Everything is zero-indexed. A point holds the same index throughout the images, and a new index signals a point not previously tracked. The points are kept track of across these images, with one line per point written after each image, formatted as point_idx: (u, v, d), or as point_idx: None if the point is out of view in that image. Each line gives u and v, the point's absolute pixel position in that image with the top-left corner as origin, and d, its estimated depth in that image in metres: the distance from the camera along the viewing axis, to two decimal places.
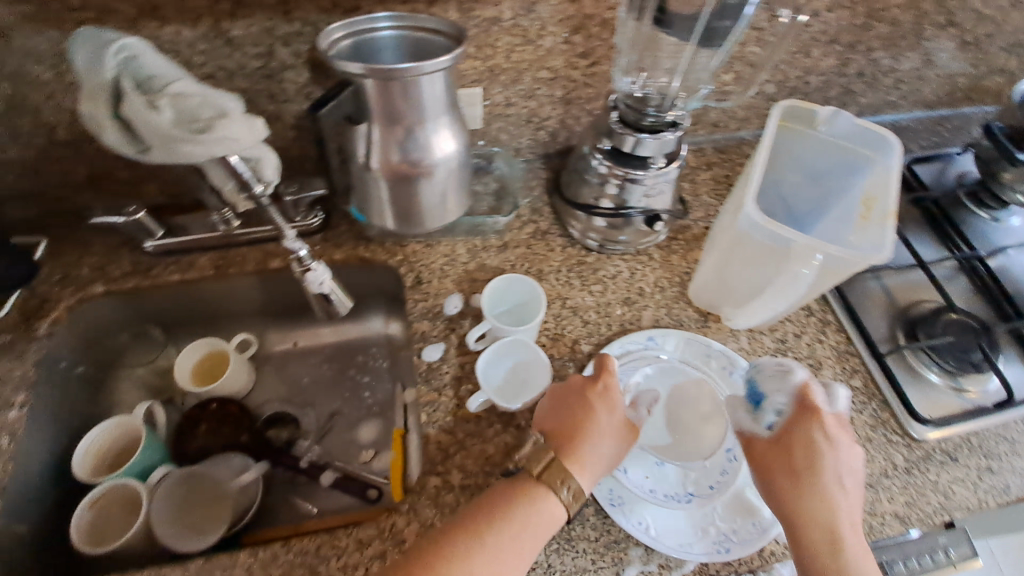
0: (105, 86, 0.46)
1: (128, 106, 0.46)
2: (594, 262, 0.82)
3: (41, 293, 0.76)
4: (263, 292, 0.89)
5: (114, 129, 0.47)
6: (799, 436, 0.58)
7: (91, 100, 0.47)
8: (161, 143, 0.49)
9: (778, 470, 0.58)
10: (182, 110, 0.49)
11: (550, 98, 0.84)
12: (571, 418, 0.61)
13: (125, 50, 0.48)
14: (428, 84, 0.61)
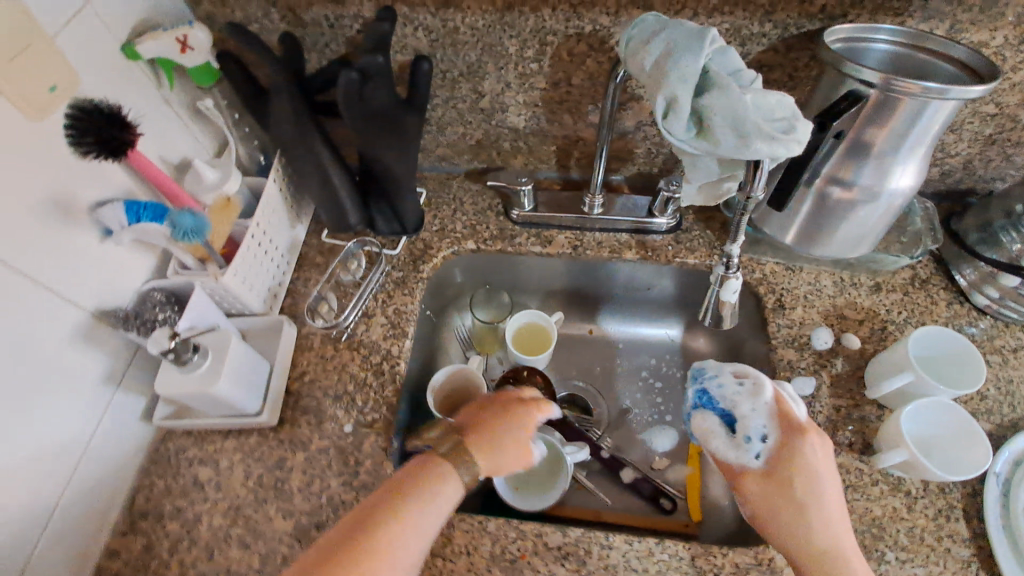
0: (697, 72, 0.45)
1: (713, 101, 0.45)
2: (990, 330, 0.73)
3: (424, 240, 0.84)
4: (591, 277, 0.90)
5: (681, 122, 0.47)
6: (782, 451, 0.57)
7: (677, 82, 0.45)
8: (728, 143, 0.46)
9: (772, 486, 0.56)
10: (764, 105, 0.44)
11: (976, 136, 0.73)
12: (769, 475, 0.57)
13: (715, 43, 0.46)
14: (935, 111, 0.53)
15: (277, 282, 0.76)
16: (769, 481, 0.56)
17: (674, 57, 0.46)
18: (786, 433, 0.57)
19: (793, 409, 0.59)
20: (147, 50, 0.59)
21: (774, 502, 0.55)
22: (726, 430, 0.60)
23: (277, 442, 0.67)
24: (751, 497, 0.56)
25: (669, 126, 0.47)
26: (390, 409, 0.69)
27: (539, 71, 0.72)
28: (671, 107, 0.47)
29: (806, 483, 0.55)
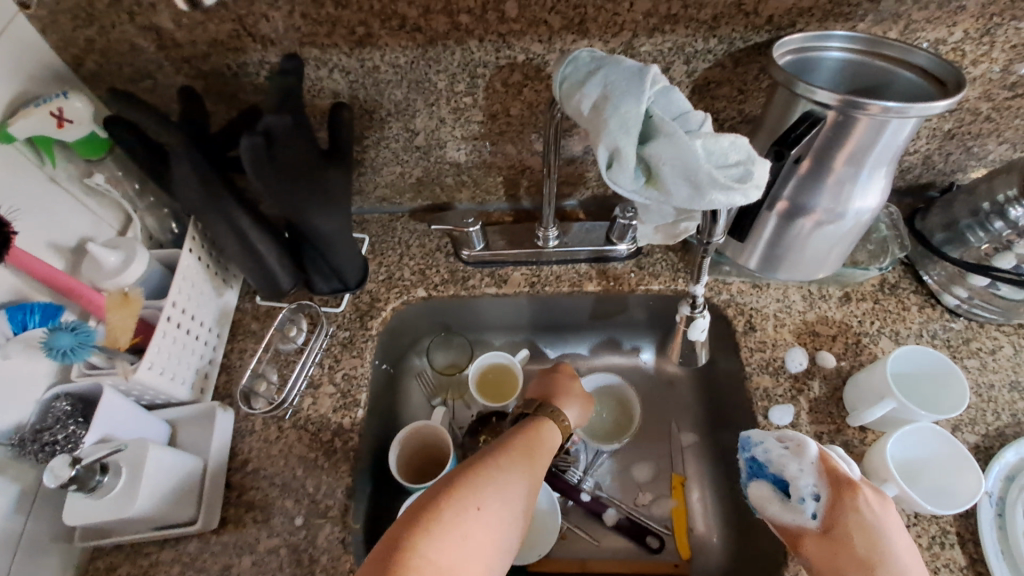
0: (639, 117, 0.41)
1: (664, 146, 0.40)
2: (963, 330, 0.70)
3: (370, 293, 0.77)
4: (553, 312, 0.83)
5: (630, 170, 0.42)
6: (845, 511, 0.52)
7: (619, 129, 0.41)
8: (684, 189, 0.41)
9: (844, 557, 0.49)
10: (712, 152, 0.41)
11: (933, 132, 0.70)
12: (840, 532, 0.51)
13: (657, 83, 0.42)
14: (894, 130, 0.49)
15: (206, 360, 0.68)
16: (827, 544, 0.51)
17: (613, 101, 0.41)
18: (836, 489, 0.53)
19: (845, 469, 0.55)
20: (20, 130, 0.51)
21: (839, 561, 0.50)
22: (779, 494, 0.56)
23: (221, 547, 0.60)
24: (818, 558, 0.51)
25: (614, 177, 0.43)
26: (346, 492, 0.63)
27: (474, 103, 0.66)
28: (615, 157, 0.42)
29: (867, 543, 0.50)
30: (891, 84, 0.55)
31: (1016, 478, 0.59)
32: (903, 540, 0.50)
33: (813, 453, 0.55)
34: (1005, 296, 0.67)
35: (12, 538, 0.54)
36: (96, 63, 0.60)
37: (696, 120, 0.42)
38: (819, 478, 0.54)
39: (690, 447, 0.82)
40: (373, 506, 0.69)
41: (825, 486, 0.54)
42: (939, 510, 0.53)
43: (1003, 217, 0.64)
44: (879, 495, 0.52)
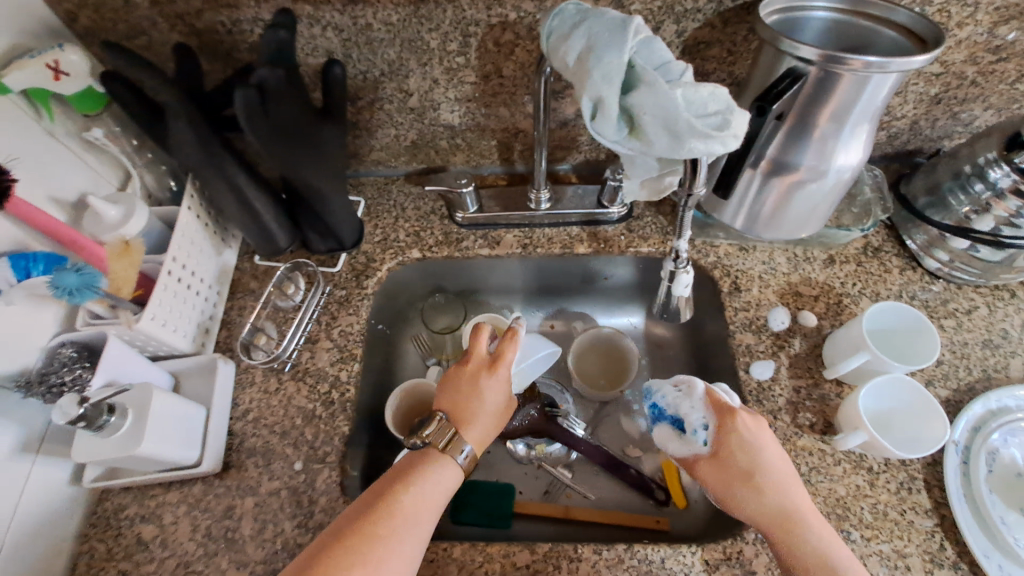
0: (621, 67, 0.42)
1: (646, 96, 0.42)
2: (941, 292, 0.72)
3: (366, 254, 0.79)
4: (547, 275, 0.85)
5: (615, 119, 0.44)
6: (728, 435, 0.57)
7: (602, 81, 0.42)
8: (665, 138, 0.43)
9: (733, 477, 0.56)
10: (692, 101, 0.42)
11: (920, 97, 0.71)
12: (730, 458, 0.57)
13: (641, 35, 0.43)
14: (873, 88, 0.50)
15: (206, 315, 0.70)
16: (716, 466, 0.57)
17: (596, 52, 0.42)
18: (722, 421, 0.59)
19: (726, 398, 0.60)
20: (16, 82, 0.53)
21: (730, 480, 0.56)
22: (675, 431, 0.61)
23: (224, 489, 0.63)
24: (712, 480, 0.57)
25: (598, 128, 0.44)
26: (343, 440, 0.66)
27: (466, 64, 0.67)
28: (599, 108, 0.44)
29: (745, 459, 0.56)
30: (874, 43, 0.56)
31: (982, 429, 0.62)
32: (776, 450, 0.57)
33: (701, 389, 0.60)
34: (983, 257, 0.69)
35: (24, 476, 0.56)
36: (91, 19, 0.61)
37: (677, 69, 0.44)
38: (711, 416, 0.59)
39: None
40: (370, 456, 0.72)
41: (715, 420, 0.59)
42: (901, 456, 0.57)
43: (983, 179, 0.65)
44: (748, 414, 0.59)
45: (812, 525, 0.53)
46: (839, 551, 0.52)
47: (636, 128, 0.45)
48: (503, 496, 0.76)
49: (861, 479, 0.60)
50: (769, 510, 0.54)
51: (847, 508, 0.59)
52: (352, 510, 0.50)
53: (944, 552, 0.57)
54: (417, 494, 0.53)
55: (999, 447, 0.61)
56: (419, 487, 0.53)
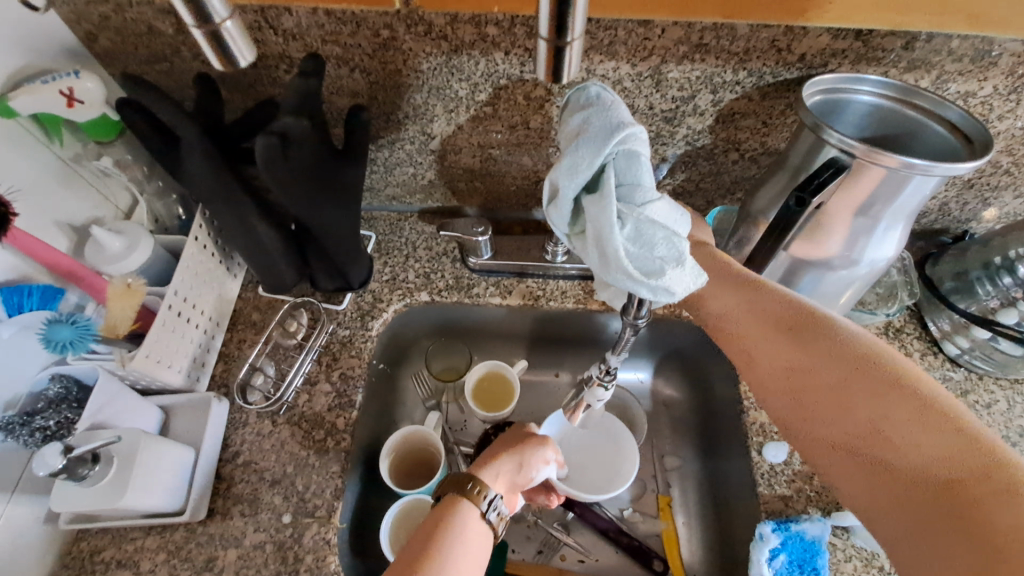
0: (591, 168, 0.40)
1: (596, 205, 0.39)
2: (960, 380, 0.70)
3: (373, 293, 0.77)
4: (557, 327, 0.82)
5: (565, 210, 0.42)
6: (712, 299, 0.59)
7: (566, 172, 0.40)
8: (595, 253, 0.40)
9: (744, 288, 0.57)
10: (641, 235, 0.39)
11: (953, 181, 0.69)
12: (742, 324, 0.55)
13: (629, 146, 0.40)
14: (915, 186, 0.49)
15: (203, 350, 0.68)
16: (740, 326, 0.56)
17: (577, 143, 0.41)
18: (734, 307, 0.56)
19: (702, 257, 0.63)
20: (24, 105, 0.50)
21: (789, 378, 0.50)
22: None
23: (207, 538, 0.60)
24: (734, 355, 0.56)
25: (549, 215, 0.43)
26: (335, 493, 0.63)
27: (493, 113, 0.66)
28: (555, 196, 0.42)
29: (796, 345, 0.51)
30: (919, 137, 0.54)
31: None
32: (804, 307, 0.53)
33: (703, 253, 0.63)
34: (1003, 351, 0.66)
35: None
36: (111, 41, 0.59)
37: (650, 199, 0.40)
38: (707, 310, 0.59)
39: (677, 469, 0.82)
40: (361, 507, 0.70)
41: (723, 307, 0.58)
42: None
43: (1012, 273, 0.64)
44: (734, 284, 0.57)
45: (860, 403, 0.45)
46: (851, 418, 0.45)
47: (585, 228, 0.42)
48: (496, 554, 0.73)
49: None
50: (778, 357, 0.52)
51: None
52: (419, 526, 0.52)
53: None
54: (463, 547, 0.51)
55: None
56: (462, 532, 0.51)
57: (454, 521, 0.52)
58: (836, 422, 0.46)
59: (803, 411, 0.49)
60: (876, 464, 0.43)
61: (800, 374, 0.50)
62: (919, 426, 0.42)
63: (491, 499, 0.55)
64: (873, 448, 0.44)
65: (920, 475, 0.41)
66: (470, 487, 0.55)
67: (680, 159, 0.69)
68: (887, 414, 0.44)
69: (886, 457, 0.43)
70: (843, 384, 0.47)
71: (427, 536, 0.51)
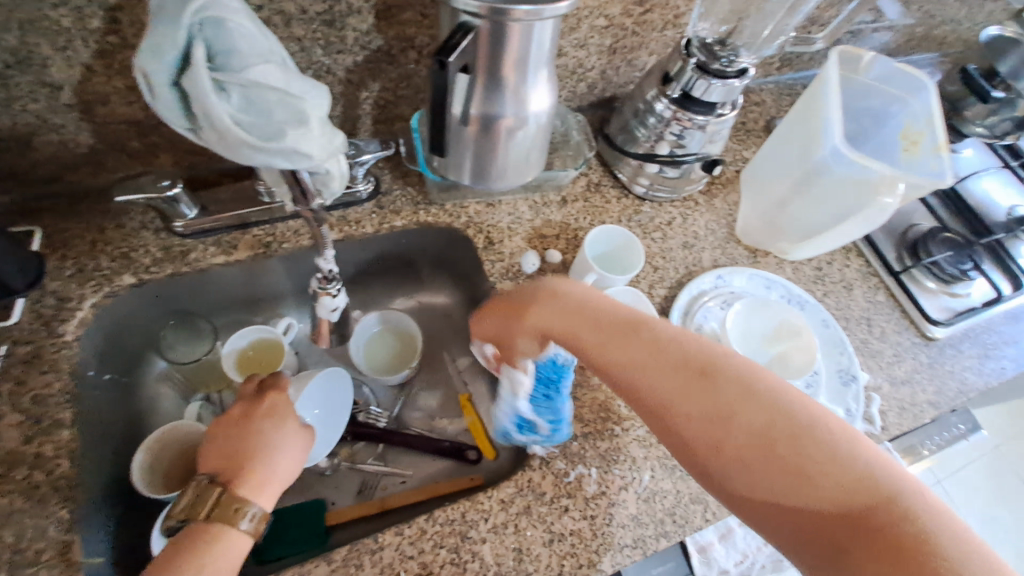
0: (174, 45, 0.36)
1: (189, 80, 0.35)
2: (651, 210, 0.85)
3: (56, 294, 0.63)
4: (307, 271, 0.78)
5: (168, 99, 0.38)
6: (586, 308, 0.54)
7: (150, 56, 0.36)
8: (213, 135, 0.38)
9: (555, 312, 0.55)
10: (252, 103, 0.38)
11: (600, 48, 0.81)
12: (575, 346, 0.54)
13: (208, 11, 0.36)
14: (538, 34, 0.55)
15: None
16: (608, 339, 0.53)
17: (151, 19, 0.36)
18: (568, 317, 0.54)
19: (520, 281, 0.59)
20: None
21: (665, 353, 0.50)
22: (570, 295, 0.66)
23: None
24: (601, 361, 0.53)
25: (156, 108, 0.38)
26: (62, 525, 0.52)
27: (124, 44, 0.57)
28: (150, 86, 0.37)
29: (623, 351, 0.52)
30: None
31: (689, 313, 0.76)
32: (647, 316, 0.54)
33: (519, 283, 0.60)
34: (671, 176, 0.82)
35: None
36: None
37: (253, 65, 0.38)
38: (484, 330, 0.61)
39: (468, 368, 0.86)
40: (117, 532, 0.59)
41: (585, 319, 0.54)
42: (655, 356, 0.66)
43: (654, 112, 0.77)
44: (587, 315, 0.54)
45: (697, 391, 0.48)
46: (687, 390, 0.48)
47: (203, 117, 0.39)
48: (311, 513, 0.71)
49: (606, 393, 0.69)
50: (658, 392, 0.49)
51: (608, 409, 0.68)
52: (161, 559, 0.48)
53: None
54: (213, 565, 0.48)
55: (703, 324, 0.75)
56: (213, 549, 0.49)
57: (203, 537, 0.50)
58: (676, 398, 0.48)
59: (679, 392, 0.49)
60: (709, 430, 0.47)
61: (643, 380, 0.50)
62: (764, 455, 0.44)
63: (249, 514, 0.53)
64: (707, 412, 0.47)
65: (752, 434, 0.45)
66: (220, 499, 0.52)
67: (362, 66, 0.69)
68: (695, 403, 0.48)
69: (723, 432, 0.46)
70: (679, 363, 0.50)
71: (171, 558, 0.48)
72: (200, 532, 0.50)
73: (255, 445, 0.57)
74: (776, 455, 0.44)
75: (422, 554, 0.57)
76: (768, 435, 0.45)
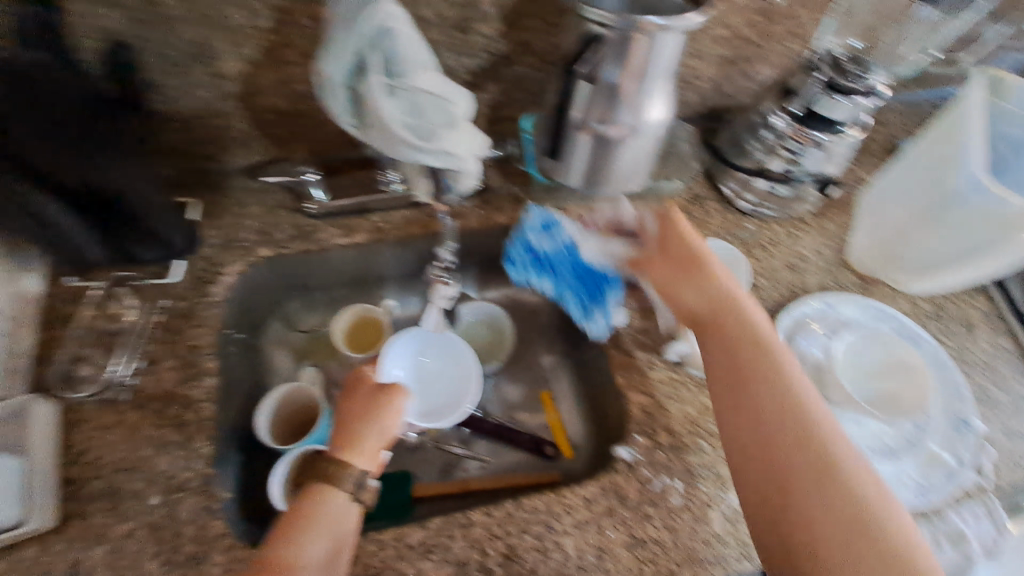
0: (350, 51, 0.40)
1: (367, 89, 0.40)
2: (754, 228, 0.83)
3: (207, 259, 0.72)
4: (415, 259, 0.84)
5: (339, 101, 0.42)
6: (726, 313, 0.62)
7: (331, 58, 0.40)
8: (383, 139, 0.43)
9: (726, 388, 0.58)
10: (417, 109, 0.43)
11: (717, 59, 0.80)
12: (726, 319, 0.62)
13: (380, 21, 0.39)
14: (666, 46, 0.55)
15: (11, 356, 0.60)
16: (727, 348, 0.60)
17: (331, 28, 0.40)
18: (676, 261, 0.68)
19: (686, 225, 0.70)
20: None
21: (761, 400, 0.55)
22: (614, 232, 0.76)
23: (65, 545, 0.55)
24: (748, 371, 0.58)
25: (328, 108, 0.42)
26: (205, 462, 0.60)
27: (284, 44, 0.63)
28: (324, 86, 0.41)
29: (735, 366, 0.59)
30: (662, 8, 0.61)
31: (792, 338, 0.73)
32: (757, 316, 0.62)
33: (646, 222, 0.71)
34: (781, 194, 0.81)
35: None
36: None
37: (417, 71, 0.43)
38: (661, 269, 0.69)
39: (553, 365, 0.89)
40: (244, 476, 0.68)
41: (718, 338, 0.61)
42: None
43: (770, 127, 0.75)
44: (728, 316, 0.62)
45: (769, 424, 0.54)
46: (773, 436, 0.53)
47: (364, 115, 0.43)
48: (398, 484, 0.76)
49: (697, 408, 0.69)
50: (778, 396, 0.55)
51: (696, 424, 0.68)
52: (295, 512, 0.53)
53: None
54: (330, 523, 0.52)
55: (806, 350, 0.72)
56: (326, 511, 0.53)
57: (317, 499, 0.54)
58: (778, 446, 0.52)
59: (755, 429, 0.54)
60: (823, 468, 0.50)
61: (792, 412, 0.54)
62: (841, 523, 0.48)
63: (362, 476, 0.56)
64: (786, 499, 0.50)
65: (823, 519, 0.48)
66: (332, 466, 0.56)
67: (486, 70, 0.72)
68: (778, 434, 0.53)
69: (790, 490, 0.50)
70: (779, 414, 0.54)
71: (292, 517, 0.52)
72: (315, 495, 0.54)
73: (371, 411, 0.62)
74: (777, 458, 0.52)
75: (507, 537, 0.60)
76: (750, 448, 0.54)
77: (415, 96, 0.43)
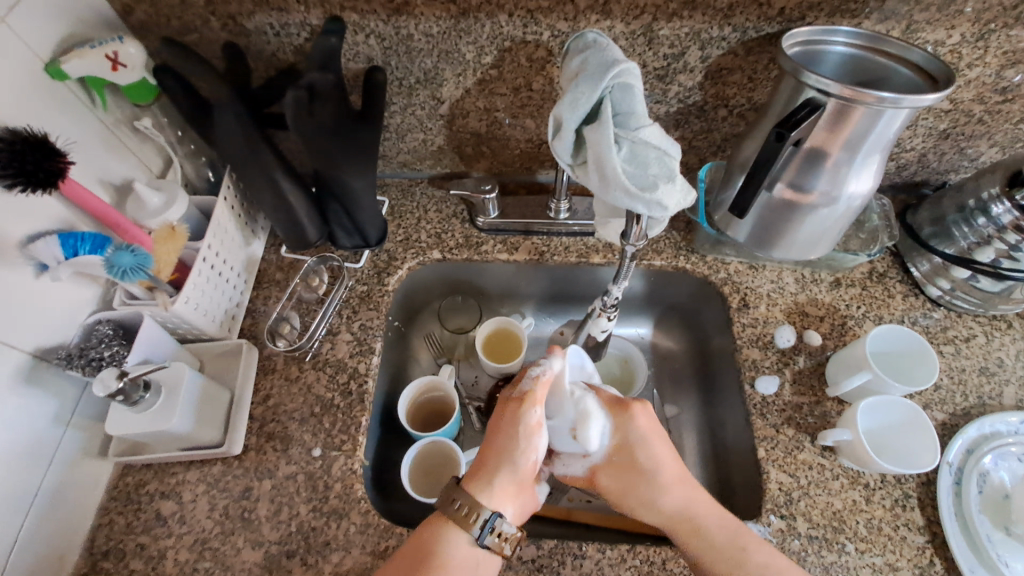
0: (590, 100, 0.45)
1: (597, 133, 0.45)
2: (940, 319, 0.75)
3: (388, 252, 0.82)
4: (561, 283, 0.87)
5: (569, 142, 0.47)
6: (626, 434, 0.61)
7: (568, 106, 0.46)
8: (598, 178, 0.47)
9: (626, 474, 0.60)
10: (636, 157, 0.47)
11: (929, 131, 0.74)
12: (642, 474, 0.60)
13: (626, 79, 0.46)
14: (888, 121, 0.53)
15: (233, 303, 0.73)
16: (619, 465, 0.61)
17: (577, 80, 0.46)
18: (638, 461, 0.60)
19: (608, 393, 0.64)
20: (75, 69, 0.56)
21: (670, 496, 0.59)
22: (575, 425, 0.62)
23: (243, 470, 0.65)
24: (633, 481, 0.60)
25: (555, 147, 0.48)
26: (359, 429, 0.68)
27: (498, 76, 0.70)
28: (559, 128, 0.48)
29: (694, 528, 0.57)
30: (887, 79, 0.59)
31: (975, 452, 0.65)
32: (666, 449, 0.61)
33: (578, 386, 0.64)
34: (983, 288, 0.72)
35: (55, 445, 0.59)
36: (146, 13, 0.64)
37: (643, 125, 0.47)
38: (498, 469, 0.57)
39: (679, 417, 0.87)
40: (381, 450, 0.75)
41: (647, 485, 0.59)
42: (932, 463, 0.59)
43: (986, 214, 0.68)
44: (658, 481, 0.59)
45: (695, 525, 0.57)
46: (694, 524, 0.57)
47: (586, 156, 0.49)
48: None
49: (844, 503, 0.63)
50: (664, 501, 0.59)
51: (842, 520, 0.62)
52: (417, 543, 0.53)
53: (933, 566, 0.59)
54: (464, 567, 0.52)
55: (990, 469, 0.63)
56: (459, 556, 0.52)
57: (448, 541, 0.53)
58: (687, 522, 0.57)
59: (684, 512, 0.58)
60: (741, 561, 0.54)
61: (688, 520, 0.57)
62: None
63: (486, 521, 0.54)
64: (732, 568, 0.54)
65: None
66: (466, 514, 0.54)
67: (672, 117, 0.74)
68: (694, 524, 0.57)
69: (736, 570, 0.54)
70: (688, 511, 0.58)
71: (426, 553, 0.52)
72: (442, 536, 0.53)
73: (519, 441, 0.58)
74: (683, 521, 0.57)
75: None
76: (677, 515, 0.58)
77: (636, 144, 0.47)
